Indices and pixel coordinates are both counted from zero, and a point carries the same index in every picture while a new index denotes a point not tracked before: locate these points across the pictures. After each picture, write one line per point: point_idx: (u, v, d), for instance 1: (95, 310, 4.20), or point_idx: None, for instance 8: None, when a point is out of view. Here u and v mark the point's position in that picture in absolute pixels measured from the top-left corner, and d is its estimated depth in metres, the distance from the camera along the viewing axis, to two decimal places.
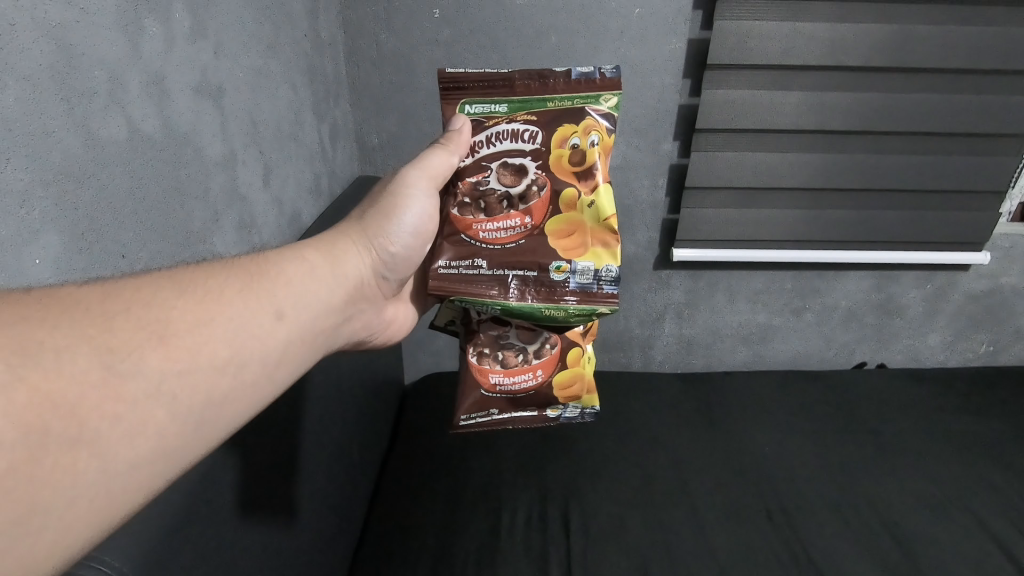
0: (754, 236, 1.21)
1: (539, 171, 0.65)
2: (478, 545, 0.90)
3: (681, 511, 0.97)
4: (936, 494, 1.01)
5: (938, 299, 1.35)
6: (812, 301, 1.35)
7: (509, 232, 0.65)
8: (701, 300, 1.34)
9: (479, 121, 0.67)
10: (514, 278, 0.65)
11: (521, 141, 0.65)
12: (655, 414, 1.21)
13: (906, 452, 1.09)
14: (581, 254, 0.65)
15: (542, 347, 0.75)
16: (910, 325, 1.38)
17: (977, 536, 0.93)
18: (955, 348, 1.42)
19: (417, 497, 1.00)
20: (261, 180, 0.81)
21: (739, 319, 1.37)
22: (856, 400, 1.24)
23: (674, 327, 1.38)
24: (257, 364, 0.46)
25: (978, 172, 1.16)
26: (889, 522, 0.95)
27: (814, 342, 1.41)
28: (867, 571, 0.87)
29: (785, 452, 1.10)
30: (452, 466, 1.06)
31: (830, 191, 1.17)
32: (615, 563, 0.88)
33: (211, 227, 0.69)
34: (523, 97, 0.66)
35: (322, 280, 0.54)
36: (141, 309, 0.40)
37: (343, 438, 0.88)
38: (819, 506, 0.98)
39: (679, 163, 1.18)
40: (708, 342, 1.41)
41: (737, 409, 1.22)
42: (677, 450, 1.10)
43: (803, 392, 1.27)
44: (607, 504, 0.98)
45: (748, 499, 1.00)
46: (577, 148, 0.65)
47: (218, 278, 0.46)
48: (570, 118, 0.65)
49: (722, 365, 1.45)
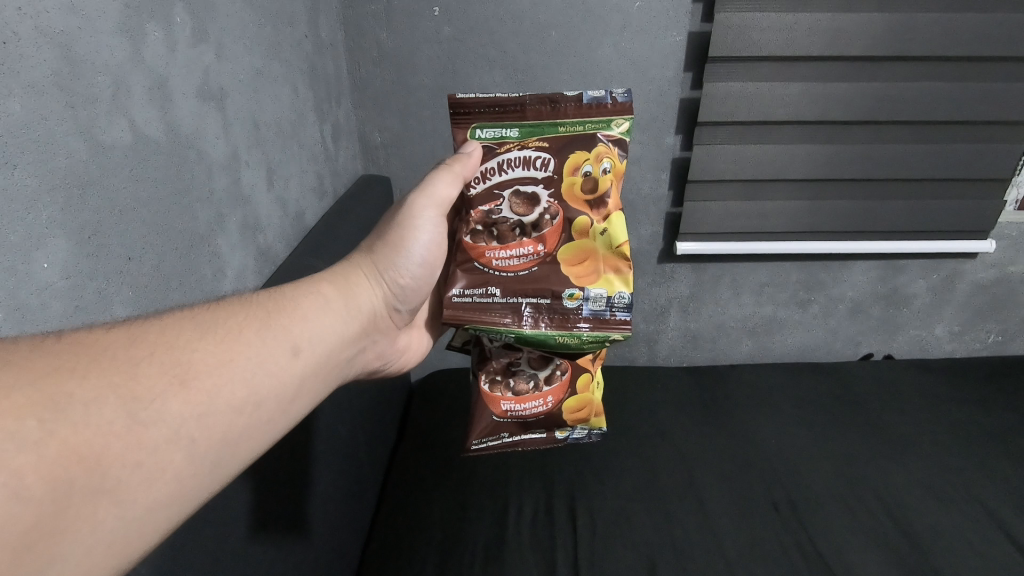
0: (758, 229, 1.21)
1: (552, 200, 0.65)
2: (485, 544, 0.90)
3: (687, 504, 0.97)
4: (944, 484, 1.01)
5: (944, 290, 1.34)
6: (816, 293, 1.35)
7: (521, 260, 0.66)
8: (705, 294, 1.34)
9: (490, 147, 0.66)
10: (528, 306, 0.65)
11: (533, 168, 0.65)
12: (661, 408, 1.21)
13: (913, 442, 1.10)
14: (594, 281, 0.66)
15: (553, 373, 0.75)
16: (916, 315, 1.38)
17: (982, 523, 0.93)
18: (962, 339, 1.42)
19: (425, 495, 1.00)
20: (264, 180, 0.81)
21: (743, 313, 1.37)
22: (863, 392, 1.24)
23: (678, 321, 1.38)
24: (273, 403, 0.46)
25: (983, 160, 1.15)
26: (896, 513, 0.95)
27: (819, 334, 1.41)
28: (872, 559, 0.88)
29: (792, 444, 1.10)
30: (459, 464, 1.06)
31: (834, 182, 1.17)
32: (623, 558, 0.88)
33: (216, 228, 0.69)
34: (534, 122, 0.65)
35: (335, 314, 0.55)
36: (164, 353, 0.41)
37: (351, 438, 0.88)
38: (825, 497, 0.99)
39: (681, 156, 1.18)
40: (713, 336, 1.41)
41: (743, 402, 1.22)
42: (684, 443, 1.11)
43: (810, 384, 1.27)
44: (614, 498, 0.98)
45: (754, 492, 1.00)
46: (589, 175, 0.64)
47: (235, 317, 0.47)
48: (583, 144, 0.65)
49: (727, 358, 1.45)
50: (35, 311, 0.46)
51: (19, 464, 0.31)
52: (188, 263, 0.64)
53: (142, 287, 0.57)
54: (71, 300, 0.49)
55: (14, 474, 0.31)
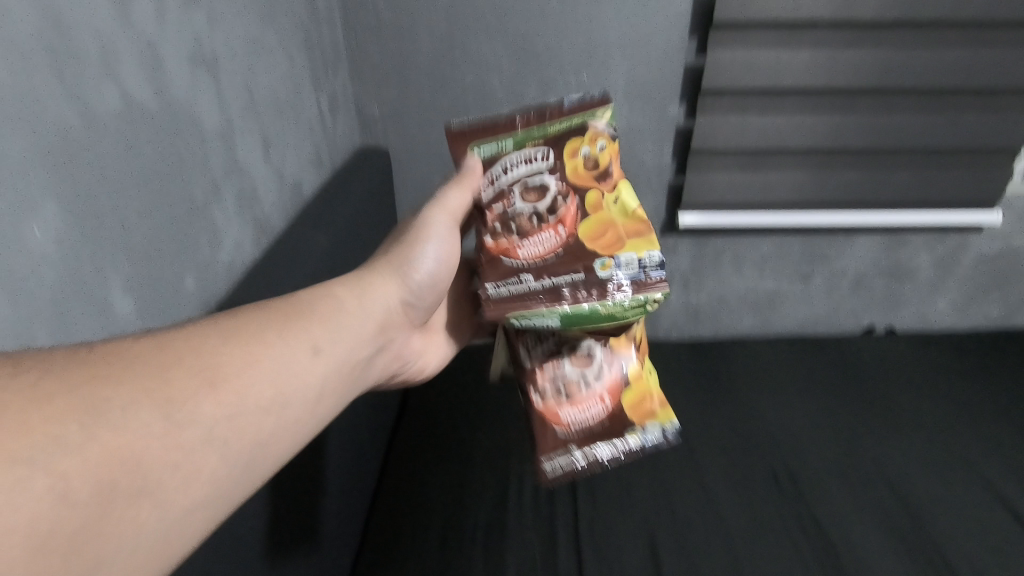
0: (763, 200, 1.20)
1: (559, 185, 0.64)
2: (486, 517, 0.92)
3: (688, 477, 0.99)
4: (945, 457, 1.02)
5: (949, 263, 1.34)
6: (820, 267, 1.34)
7: (547, 246, 0.64)
8: (707, 267, 1.34)
9: (492, 159, 0.66)
10: (565, 285, 0.61)
11: (535, 163, 0.65)
12: (663, 382, 1.22)
13: (914, 415, 1.11)
14: (621, 248, 0.63)
15: (601, 367, 0.73)
16: (920, 288, 1.38)
17: (983, 496, 0.95)
18: (966, 312, 1.42)
19: (425, 471, 1.02)
20: (261, 152, 0.79)
21: (746, 287, 1.37)
22: (865, 366, 1.25)
23: (680, 295, 1.38)
24: (298, 402, 0.47)
25: (994, 130, 1.13)
26: (896, 486, 0.97)
27: (822, 308, 1.41)
28: (871, 529, 0.90)
29: (794, 418, 1.11)
30: (458, 440, 1.08)
31: (838, 153, 1.15)
32: (625, 529, 0.90)
33: (212, 199, 0.68)
34: (525, 130, 0.66)
35: (353, 315, 0.55)
36: (194, 356, 0.41)
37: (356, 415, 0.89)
38: (826, 470, 1.00)
39: (684, 125, 1.16)
40: (715, 310, 1.41)
41: (745, 375, 1.23)
42: (685, 416, 1.12)
43: (812, 358, 1.28)
44: (615, 469, 1.00)
45: (754, 464, 1.01)
46: (587, 155, 0.65)
47: (256, 320, 0.47)
48: (575, 132, 0.65)
49: (729, 332, 1.45)
50: (29, 281, 0.45)
51: (67, 469, 0.31)
52: (185, 233, 0.63)
53: (136, 263, 0.56)
54: (65, 270, 0.48)
55: (63, 477, 0.31)
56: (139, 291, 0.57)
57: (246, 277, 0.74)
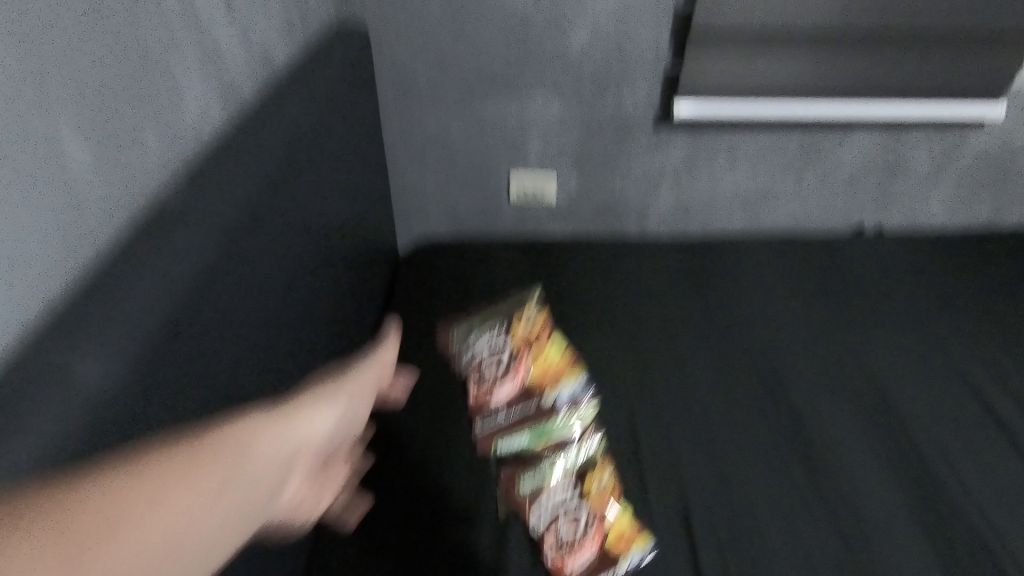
0: (759, 87, 1.15)
1: (507, 332, 0.69)
2: (472, 394, 0.96)
3: (671, 365, 1.02)
4: (920, 348, 1.06)
5: (946, 159, 1.31)
6: (815, 163, 1.32)
7: (514, 379, 0.67)
8: (700, 161, 1.32)
9: (462, 339, 0.71)
10: (529, 405, 0.66)
11: (491, 331, 0.70)
12: (650, 277, 1.24)
13: (895, 312, 1.14)
14: (563, 377, 0.70)
15: (586, 522, 0.68)
16: (913, 187, 1.36)
17: (954, 385, 1.00)
18: (955, 214, 1.40)
19: (410, 353, 1.05)
20: (224, 13, 0.71)
21: (739, 183, 1.35)
22: (851, 264, 1.27)
23: (671, 191, 1.36)
24: (219, 556, 0.37)
25: (1010, 8, 1.05)
26: (871, 374, 1.01)
27: (814, 204, 1.39)
28: (844, 411, 0.95)
29: (778, 313, 1.14)
30: (443, 325, 1.11)
31: (844, 30, 1.09)
32: (608, 410, 0.94)
33: (169, 52, 0.60)
34: (480, 317, 0.73)
35: (282, 441, 0.44)
36: (91, 505, 0.32)
37: (330, 299, 0.91)
38: (806, 360, 1.04)
39: (683, 10, 1.12)
40: (705, 206, 1.39)
41: (732, 271, 1.25)
42: (670, 308, 1.15)
43: (800, 257, 1.29)
44: (598, 356, 1.04)
45: (737, 354, 1.05)
46: (527, 320, 0.72)
47: (172, 447, 0.37)
48: (510, 309, 0.74)
49: (718, 232, 1.43)
50: None
51: None
52: (141, 83, 0.55)
53: (98, 120, 0.50)
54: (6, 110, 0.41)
55: None
56: (111, 155, 0.51)
57: (239, 142, 0.68)
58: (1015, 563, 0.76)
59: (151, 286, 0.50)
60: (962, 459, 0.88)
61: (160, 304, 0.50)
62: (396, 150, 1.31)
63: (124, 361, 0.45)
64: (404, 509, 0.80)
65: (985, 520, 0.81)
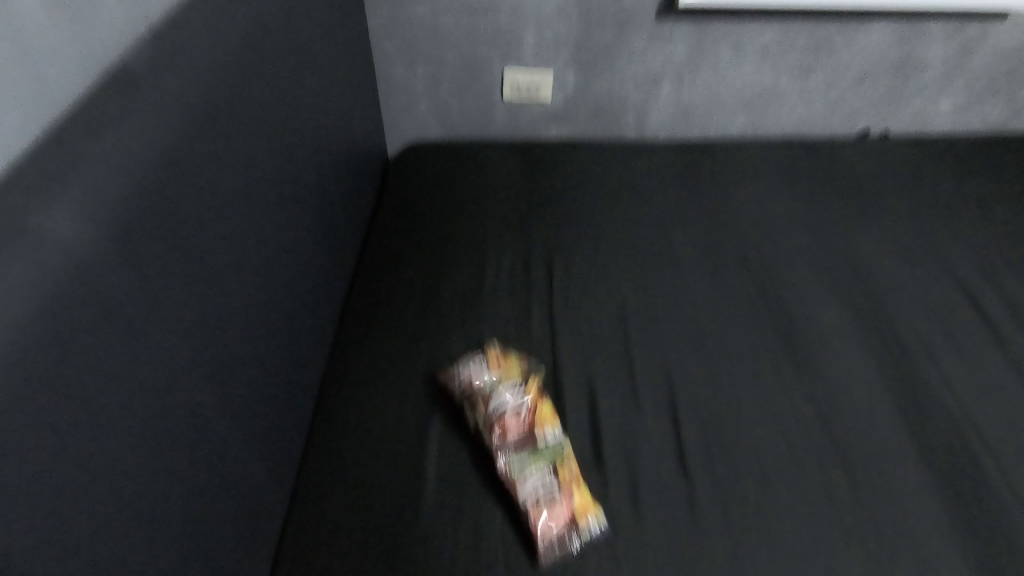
0: None
1: (506, 390, 0.79)
2: (462, 289, 1.00)
3: (662, 263, 1.05)
4: (912, 245, 1.08)
5: (959, 58, 1.31)
6: (824, 59, 1.30)
7: (515, 429, 0.75)
8: (704, 57, 1.29)
9: (465, 391, 0.81)
10: (526, 443, 0.75)
11: (488, 384, 0.80)
12: (643, 180, 1.25)
13: (891, 211, 1.16)
14: (551, 421, 0.78)
15: (550, 487, 0.70)
16: (925, 87, 1.36)
17: (942, 281, 1.01)
18: (965, 117, 1.41)
19: (400, 250, 1.08)
20: None
21: (745, 82, 1.34)
22: (850, 167, 1.28)
23: (672, 91, 1.35)
24: None
25: None
26: (862, 270, 1.04)
27: (818, 108, 1.38)
28: (830, 303, 0.98)
29: (772, 211, 1.17)
30: (437, 224, 1.13)
31: None
32: (596, 305, 0.97)
33: None
34: (477, 369, 0.82)
35: None
36: None
37: (316, 198, 0.93)
38: (798, 256, 1.07)
39: None
40: (707, 109, 1.38)
41: (728, 172, 1.27)
42: (664, 210, 1.17)
43: (798, 159, 1.30)
44: (590, 256, 1.06)
45: (729, 253, 1.08)
46: (515, 378, 0.81)
47: None
48: (499, 365, 0.83)
49: (717, 135, 1.44)
50: None
51: None
52: None
53: None
54: None
55: None
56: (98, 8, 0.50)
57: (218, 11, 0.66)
58: (980, 440, 0.78)
59: (123, 145, 0.50)
60: (941, 348, 0.90)
61: (135, 164, 0.50)
62: (386, 45, 1.27)
63: (94, 210, 0.46)
64: (392, 382, 0.86)
65: (957, 402, 0.83)
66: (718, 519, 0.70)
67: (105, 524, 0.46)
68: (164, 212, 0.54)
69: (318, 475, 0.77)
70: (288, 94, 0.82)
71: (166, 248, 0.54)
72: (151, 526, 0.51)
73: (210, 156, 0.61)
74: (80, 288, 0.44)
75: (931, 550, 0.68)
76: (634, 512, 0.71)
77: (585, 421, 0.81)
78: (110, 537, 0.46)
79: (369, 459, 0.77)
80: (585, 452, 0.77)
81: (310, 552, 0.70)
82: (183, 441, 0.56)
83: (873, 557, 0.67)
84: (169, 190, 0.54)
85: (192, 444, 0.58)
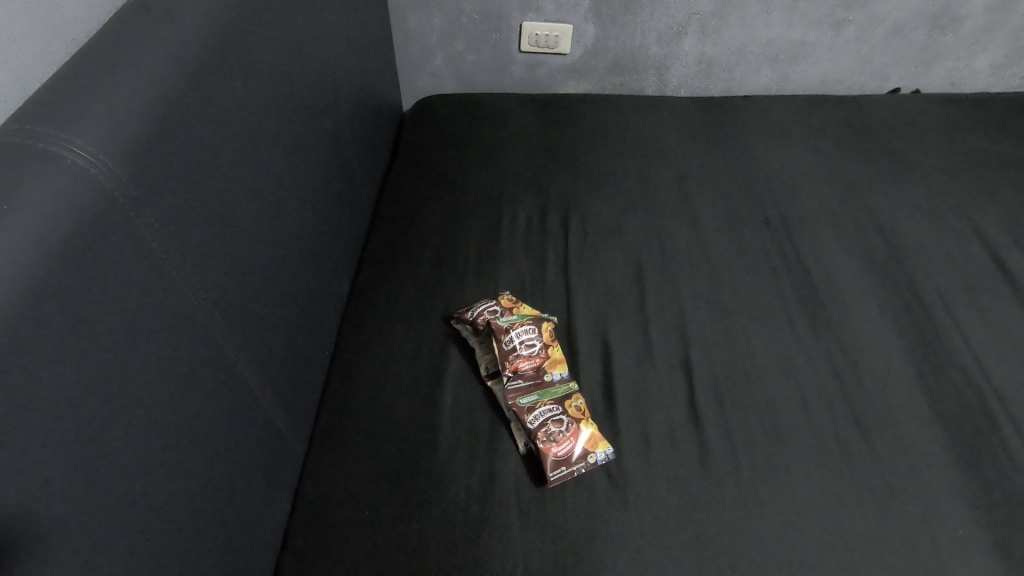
0: None
1: (521, 324, 0.84)
2: (478, 243, 1.01)
3: (681, 219, 1.05)
4: (938, 204, 1.07)
5: (1001, 11, 1.26)
6: (857, 12, 1.25)
7: (526, 362, 0.81)
8: (731, 9, 1.25)
9: (480, 320, 0.85)
10: (533, 378, 0.80)
11: (504, 317, 0.85)
12: (662, 134, 1.24)
13: (918, 169, 1.14)
14: (557, 364, 0.83)
15: (559, 420, 0.75)
16: (962, 42, 1.31)
17: (967, 240, 1.00)
18: (1002, 74, 1.37)
19: (417, 203, 1.09)
20: None
21: (772, 35, 1.30)
22: (878, 124, 1.25)
23: (696, 43, 1.32)
24: None
25: None
26: (883, 228, 1.03)
27: (847, 63, 1.35)
28: (849, 261, 0.98)
29: (794, 167, 1.15)
30: (453, 177, 1.14)
31: None
32: (611, 260, 0.98)
33: None
34: (494, 305, 0.87)
35: None
36: None
37: (331, 153, 0.94)
38: (818, 214, 1.06)
39: None
40: (731, 63, 1.35)
41: (748, 126, 1.25)
42: (683, 165, 1.16)
43: (823, 114, 1.28)
44: (606, 211, 1.07)
45: (748, 210, 1.07)
46: (530, 317, 0.86)
47: None
48: (515, 304, 0.88)
49: (741, 89, 1.41)
50: None
51: None
52: None
53: None
54: None
55: None
56: None
57: None
58: (995, 394, 0.80)
59: (128, 87, 0.52)
60: (961, 304, 0.91)
61: (142, 98, 0.52)
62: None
63: (108, 137, 0.48)
64: (410, 334, 0.89)
65: (973, 357, 0.84)
66: (729, 467, 0.73)
67: (150, 460, 0.50)
68: (179, 162, 0.55)
69: (339, 418, 0.81)
70: (300, 46, 0.82)
71: (186, 200, 0.56)
72: (191, 465, 0.56)
73: (217, 109, 0.62)
74: (104, 228, 0.46)
75: (939, 498, 0.70)
76: (646, 459, 0.74)
77: (597, 373, 0.84)
78: (153, 471, 0.50)
79: (387, 403, 0.81)
80: (597, 402, 0.80)
81: (336, 490, 0.74)
82: (216, 383, 0.60)
83: (880, 508, 0.70)
84: (180, 140, 0.56)
85: (225, 388, 0.61)
